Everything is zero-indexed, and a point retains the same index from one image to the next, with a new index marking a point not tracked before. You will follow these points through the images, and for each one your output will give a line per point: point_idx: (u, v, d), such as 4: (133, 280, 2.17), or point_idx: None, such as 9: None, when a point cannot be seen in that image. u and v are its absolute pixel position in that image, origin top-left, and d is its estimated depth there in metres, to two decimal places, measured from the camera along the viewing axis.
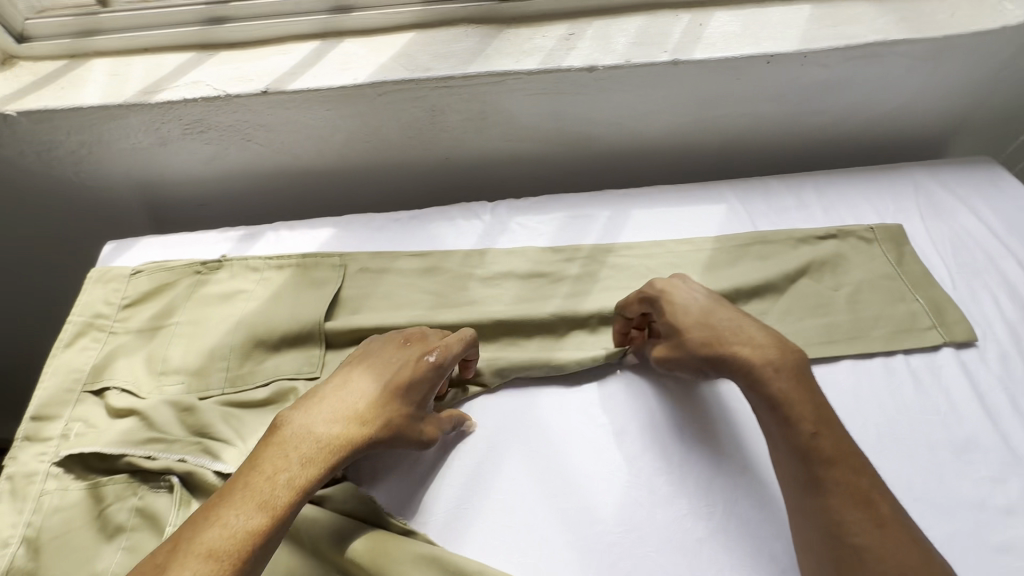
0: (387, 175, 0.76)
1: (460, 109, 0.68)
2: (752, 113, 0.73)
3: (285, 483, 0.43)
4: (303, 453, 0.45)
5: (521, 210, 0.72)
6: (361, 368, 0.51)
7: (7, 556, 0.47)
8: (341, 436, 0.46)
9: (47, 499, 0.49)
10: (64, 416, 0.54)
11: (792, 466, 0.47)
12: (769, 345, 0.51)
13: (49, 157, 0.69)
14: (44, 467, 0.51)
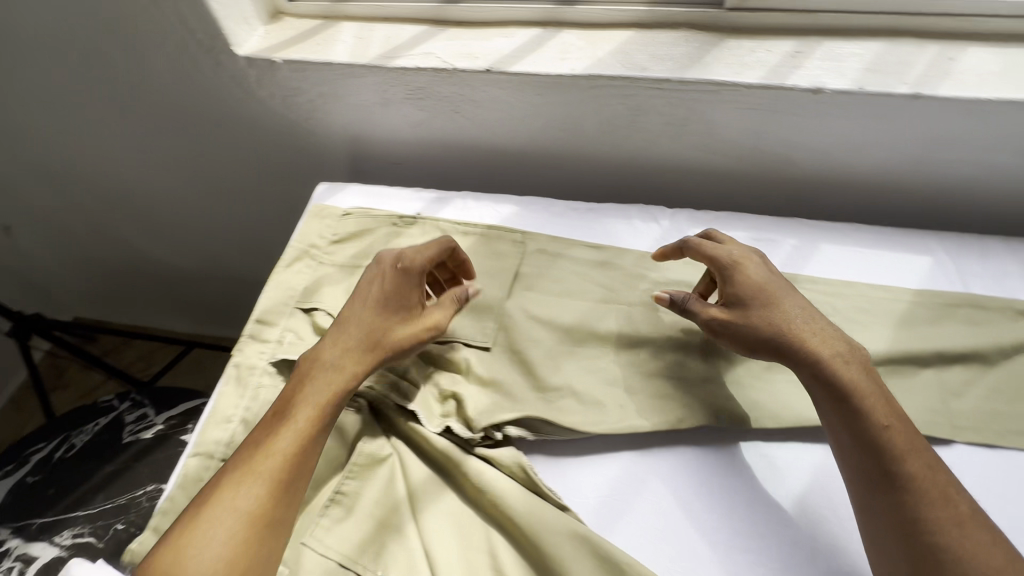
0: (570, 164, 0.79)
1: (664, 112, 0.69)
2: (985, 163, 0.66)
3: (319, 387, 0.51)
4: (331, 389, 0.51)
5: (700, 222, 0.71)
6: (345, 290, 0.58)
7: (229, 429, 0.56)
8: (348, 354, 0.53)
9: (262, 390, 0.58)
10: (280, 325, 0.63)
11: (854, 453, 0.47)
12: (838, 338, 0.51)
13: (291, 102, 0.79)
14: (263, 364, 0.60)
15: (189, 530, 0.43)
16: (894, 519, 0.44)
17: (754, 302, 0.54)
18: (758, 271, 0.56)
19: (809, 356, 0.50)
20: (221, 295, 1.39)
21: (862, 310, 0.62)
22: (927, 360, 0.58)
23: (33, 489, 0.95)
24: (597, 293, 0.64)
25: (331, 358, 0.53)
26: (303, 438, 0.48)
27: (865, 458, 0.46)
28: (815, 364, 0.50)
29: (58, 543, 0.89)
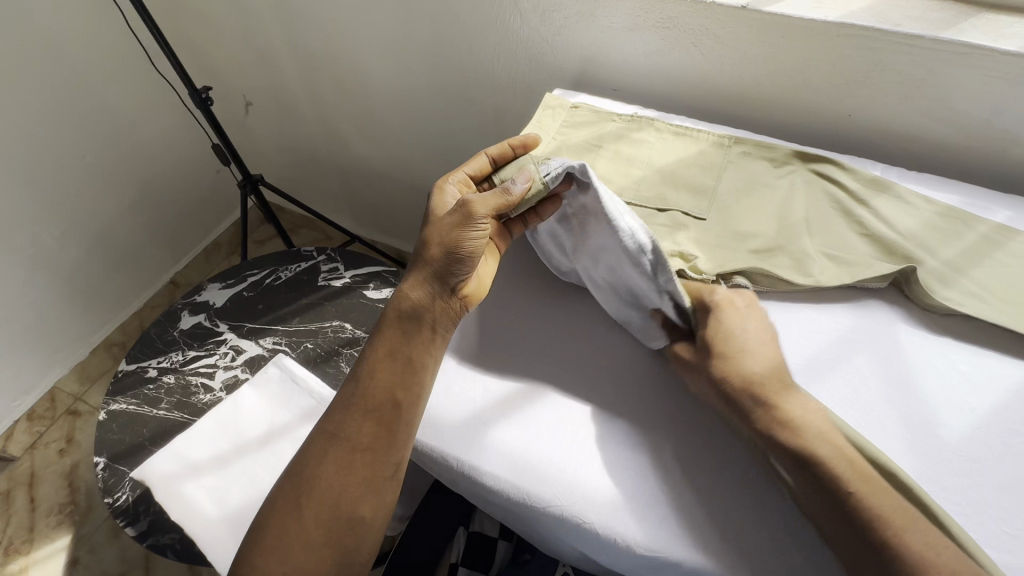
0: (782, 114, 0.86)
1: (903, 71, 0.74)
2: None
3: (402, 300, 0.61)
4: (398, 307, 0.61)
5: (913, 180, 0.75)
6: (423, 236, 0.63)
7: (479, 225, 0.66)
8: (410, 289, 0.61)
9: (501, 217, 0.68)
10: None
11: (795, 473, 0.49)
12: (765, 365, 0.54)
13: (547, 16, 0.92)
14: None
15: (326, 435, 0.56)
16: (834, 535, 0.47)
17: (751, 400, 0.53)
18: (780, 395, 0.53)
19: (760, 395, 0.53)
20: (392, 198, 1.58)
21: None
22: None
23: (246, 301, 1.16)
24: (801, 203, 0.72)
25: (410, 294, 0.61)
26: (398, 352, 0.59)
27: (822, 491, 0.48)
28: (757, 403, 0.52)
29: (262, 345, 1.10)
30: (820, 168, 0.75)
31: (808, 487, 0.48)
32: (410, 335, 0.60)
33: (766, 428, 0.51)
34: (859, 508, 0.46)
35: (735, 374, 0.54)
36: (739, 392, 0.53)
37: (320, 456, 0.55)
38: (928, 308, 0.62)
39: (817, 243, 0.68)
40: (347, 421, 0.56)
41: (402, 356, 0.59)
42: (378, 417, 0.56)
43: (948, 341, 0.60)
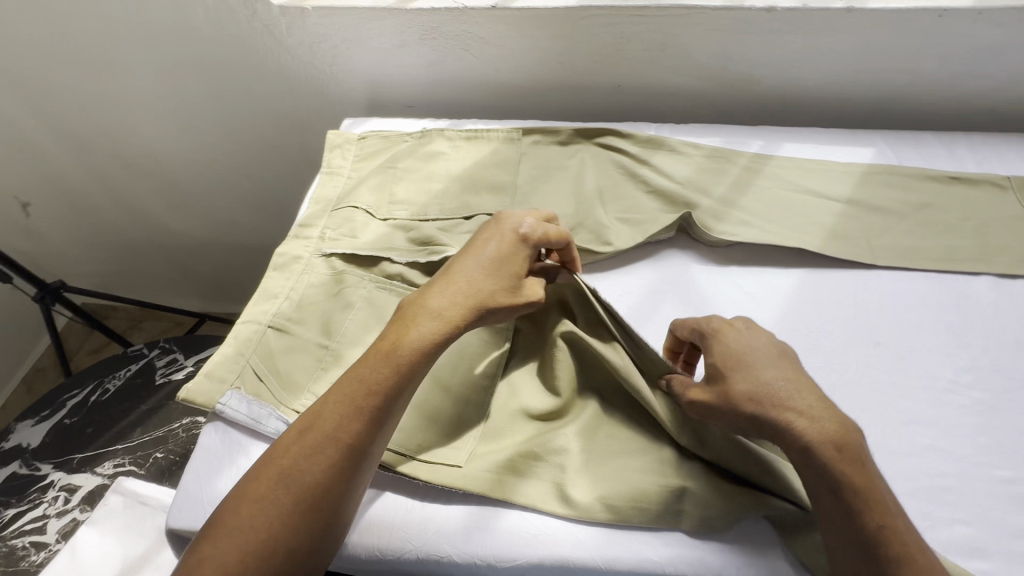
0: (564, 97, 0.90)
1: (645, 39, 0.81)
2: (911, 71, 0.80)
3: (388, 352, 0.49)
4: (388, 350, 0.49)
5: (681, 132, 0.83)
6: (444, 274, 0.53)
7: (276, 304, 0.64)
8: (421, 338, 0.49)
9: (304, 277, 0.66)
10: (320, 224, 0.71)
11: (819, 485, 0.44)
12: (500, 280, 0.52)
13: (317, 49, 0.90)
14: (309, 255, 0.68)
15: (250, 485, 0.45)
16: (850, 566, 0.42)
17: (737, 376, 0.47)
18: (753, 352, 0.48)
19: (754, 383, 0.47)
20: (233, 265, 1.45)
21: (820, 184, 0.74)
22: (871, 219, 0.70)
23: (69, 430, 1.00)
24: (592, 176, 0.76)
25: (418, 337, 0.49)
26: (358, 382, 0.48)
27: (835, 504, 0.43)
28: (766, 409, 0.45)
29: (101, 473, 0.95)
30: (602, 141, 0.81)
31: (819, 486, 0.44)
32: (386, 371, 0.48)
33: (808, 444, 0.44)
34: (843, 492, 0.42)
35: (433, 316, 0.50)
36: (764, 414, 0.45)
37: (226, 534, 0.44)
38: (714, 245, 0.68)
39: (612, 210, 0.72)
40: (256, 501, 0.44)
41: (347, 393, 0.48)
42: (326, 454, 0.46)
43: (734, 269, 0.67)
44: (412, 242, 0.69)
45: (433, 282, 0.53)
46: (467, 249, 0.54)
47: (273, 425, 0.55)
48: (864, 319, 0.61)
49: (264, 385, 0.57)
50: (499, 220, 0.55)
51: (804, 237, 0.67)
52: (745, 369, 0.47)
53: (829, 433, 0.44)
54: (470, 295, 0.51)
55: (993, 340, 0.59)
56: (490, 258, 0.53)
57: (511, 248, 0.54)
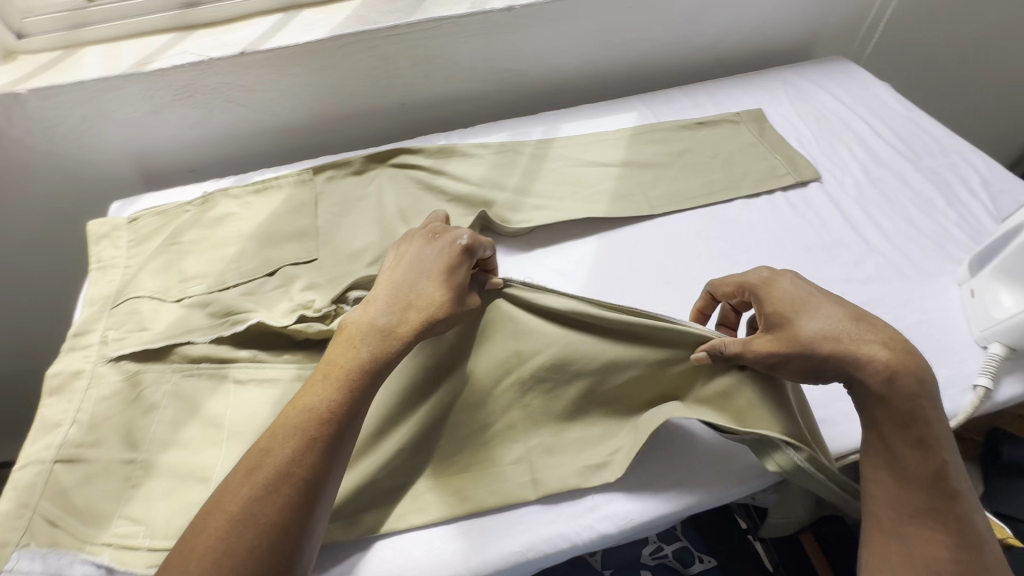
0: (354, 126, 0.90)
1: (408, 55, 0.82)
2: (645, 40, 0.91)
3: (340, 373, 0.47)
4: (334, 375, 0.47)
5: (470, 135, 0.86)
6: (391, 287, 0.52)
7: (61, 432, 0.55)
8: (367, 354, 0.48)
9: (90, 391, 0.58)
10: (100, 327, 0.63)
11: (918, 482, 0.45)
12: (432, 288, 0.51)
13: (56, 134, 0.79)
14: (93, 365, 0.60)
15: (192, 541, 0.40)
16: (910, 510, 0.45)
17: (876, 350, 0.46)
18: (882, 326, 0.48)
19: (892, 363, 0.46)
20: None
21: (597, 154, 0.82)
22: (643, 175, 0.79)
23: None
24: (392, 198, 0.76)
25: (363, 354, 0.48)
26: (304, 414, 0.45)
27: (908, 449, 0.46)
28: (894, 392, 0.46)
29: None
30: (396, 162, 0.81)
31: (914, 481, 0.45)
32: (333, 397, 0.46)
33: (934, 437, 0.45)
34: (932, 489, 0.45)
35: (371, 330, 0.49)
36: (904, 390, 0.46)
37: None
38: (517, 234, 0.72)
39: (417, 227, 0.73)
40: (207, 558, 0.39)
41: (296, 426, 0.44)
42: (280, 494, 0.42)
43: (540, 251, 0.71)
44: (214, 316, 0.64)
45: (372, 297, 0.52)
46: (404, 265, 0.54)
47: (79, 571, 0.48)
48: (653, 265, 0.69)
49: (61, 529, 0.50)
50: (434, 233, 0.55)
51: (592, 207, 0.74)
52: (825, 301, 0.50)
53: (892, 361, 0.46)
54: (426, 302, 0.51)
55: (752, 251, 0.69)
56: (431, 269, 0.52)
57: (451, 258, 0.53)
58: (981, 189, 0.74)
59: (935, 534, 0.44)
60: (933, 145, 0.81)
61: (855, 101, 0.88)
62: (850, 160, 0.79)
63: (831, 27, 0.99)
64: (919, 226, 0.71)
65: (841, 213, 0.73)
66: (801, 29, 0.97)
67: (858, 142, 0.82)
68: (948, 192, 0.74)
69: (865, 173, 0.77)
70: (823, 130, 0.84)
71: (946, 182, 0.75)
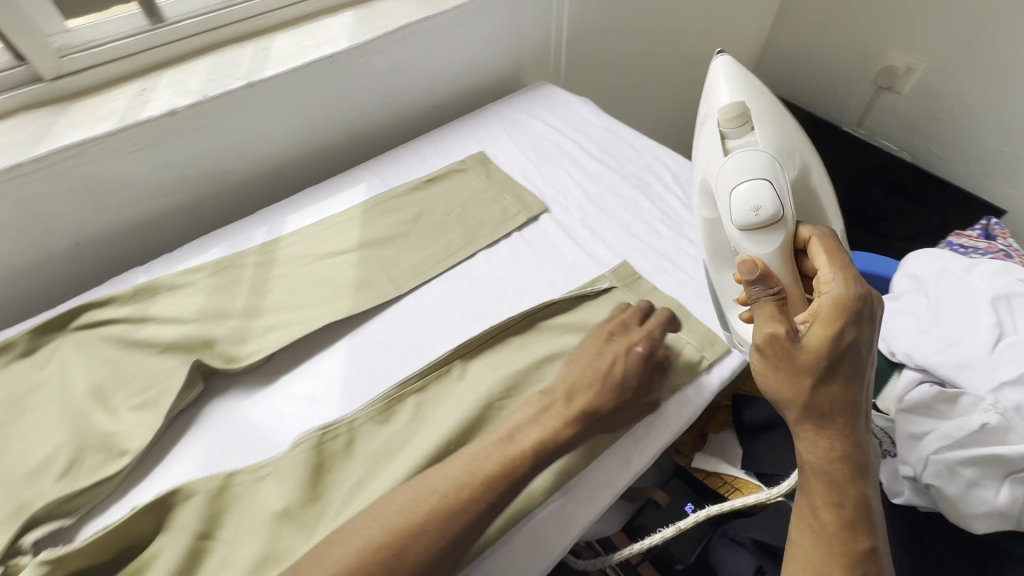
0: (16, 289, 0.71)
1: (55, 191, 0.67)
2: (352, 106, 0.87)
3: (461, 482, 0.47)
4: (463, 477, 0.48)
5: (177, 259, 0.73)
6: (552, 395, 0.55)
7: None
8: (465, 483, 0.47)
9: None
10: None
11: (828, 484, 0.44)
12: (566, 419, 0.53)
13: None
14: None
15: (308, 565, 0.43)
16: (818, 520, 0.44)
17: (848, 341, 0.46)
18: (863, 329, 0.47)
19: (848, 364, 0.46)
20: None
21: (331, 240, 0.76)
22: (385, 250, 0.75)
23: None
24: (79, 375, 0.61)
25: (475, 472, 0.48)
26: (438, 489, 0.47)
27: (811, 515, 0.45)
28: (839, 395, 0.46)
29: None
30: (80, 323, 0.65)
31: (826, 483, 0.44)
32: (450, 509, 0.46)
33: (845, 442, 0.45)
34: (831, 492, 0.44)
35: (481, 463, 0.49)
36: (843, 394, 0.46)
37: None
38: (254, 368, 0.62)
39: (124, 400, 0.59)
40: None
41: (404, 502, 0.46)
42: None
43: (284, 377, 0.62)
44: None
45: (530, 404, 0.55)
46: (591, 356, 0.58)
47: None
48: (409, 349, 0.65)
49: None
50: (614, 330, 0.60)
51: (333, 306, 0.67)
52: (853, 379, 0.46)
53: (850, 373, 0.46)
54: (622, 396, 0.56)
55: (504, 302, 0.69)
56: (608, 365, 0.57)
57: (616, 360, 0.57)
58: (673, 181, 0.85)
59: (833, 539, 0.43)
60: (630, 150, 0.90)
61: (563, 122, 0.96)
62: (570, 182, 0.85)
63: (527, 59, 1.07)
64: (636, 231, 0.78)
65: (573, 237, 0.77)
66: (502, 65, 1.03)
67: (571, 162, 0.88)
68: (649, 192, 0.83)
69: (584, 192, 0.83)
70: (542, 158, 0.89)
71: (647, 183, 0.85)
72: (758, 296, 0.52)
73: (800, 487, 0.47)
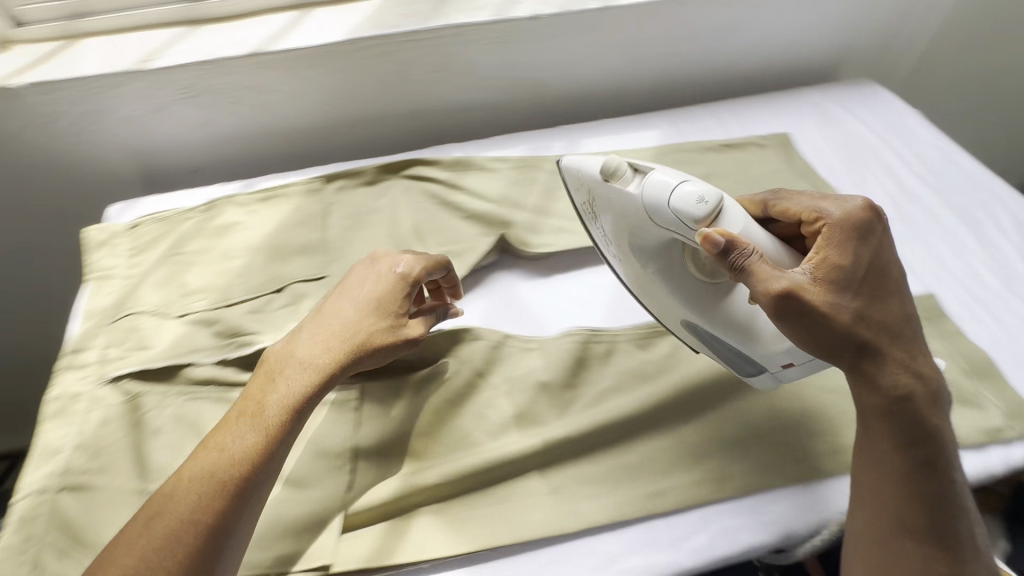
0: (364, 132, 0.86)
1: (426, 61, 0.78)
2: (671, 54, 0.87)
3: (276, 405, 0.47)
4: (306, 382, 0.48)
5: (487, 147, 0.82)
6: (345, 297, 0.54)
7: (61, 459, 0.52)
8: (329, 359, 0.50)
9: (91, 413, 0.55)
10: (97, 345, 0.60)
11: (903, 449, 0.46)
12: (377, 326, 0.52)
13: (51, 128, 0.75)
14: (93, 387, 0.57)
15: (211, 439, 0.46)
16: (889, 474, 0.46)
17: (886, 283, 0.48)
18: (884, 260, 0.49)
19: (891, 310, 0.47)
20: None
21: None
22: None
23: None
24: (404, 213, 0.73)
25: (291, 394, 0.47)
26: (285, 391, 0.48)
27: (880, 464, 0.46)
28: (890, 339, 0.46)
29: None
30: (409, 173, 0.78)
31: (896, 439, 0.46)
32: (262, 435, 0.45)
33: (908, 389, 0.46)
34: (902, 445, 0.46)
35: (320, 353, 0.50)
36: (898, 335, 0.47)
37: (208, 449, 0.45)
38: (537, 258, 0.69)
39: (433, 245, 0.70)
40: (198, 465, 0.44)
41: (278, 397, 0.47)
42: (246, 474, 0.44)
43: (559, 276, 0.68)
44: (218, 334, 0.61)
45: (332, 300, 0.54)
46: (365, 280, 0.55)
47: None
48: None
49: (49, 551, 0.47)
50: (374, 261, 0.57)
51: None
52: (878, 299, 0.47)
53: (891, 314, 0.47)
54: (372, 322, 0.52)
55: None
56: (373, 293, 0.54)
57: (385, 290, 0.54)
58: (1010, 228, 0.73)
59: (912, 499, 0.45)
60: (961, 179, 0.79)
61: (883, 128, 0.86)
62: (879, 192, 0.77)
63: (858, 51, 0.96)
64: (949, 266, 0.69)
65: None
66: (829, 51, 0.95)
67: (885, 173, 0.80)
68: (979, 230, 0.72)
69: (894, 207, 0.75)
70: (851, 159, 0.82)
71: (975, 220, 0.74)
72: (729, 268, 0.46)
73: (863, 447, 0.48)
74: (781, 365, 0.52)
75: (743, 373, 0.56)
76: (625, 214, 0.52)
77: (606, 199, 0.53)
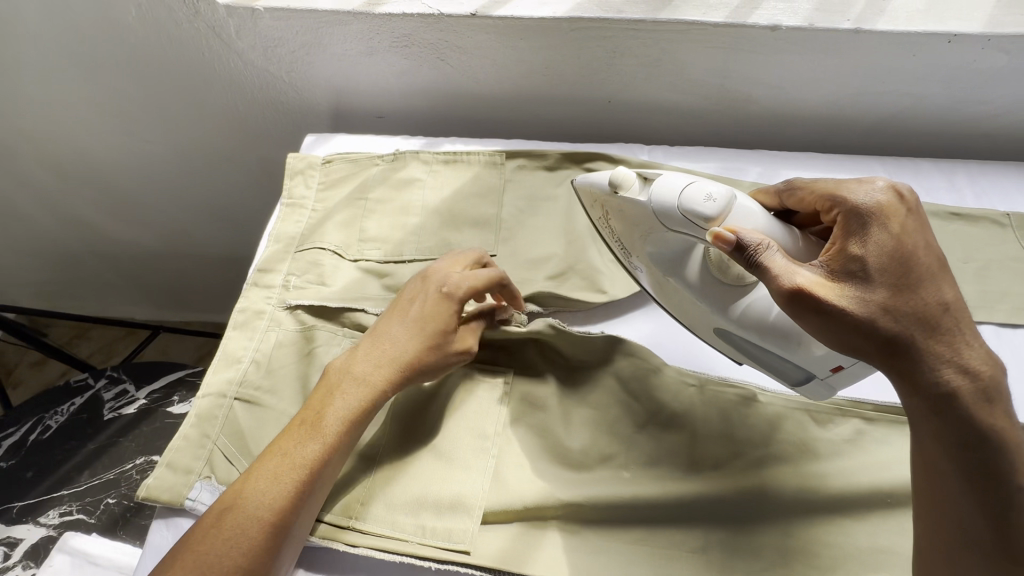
0: (549, 110, 0.83)
1: (638, 53, 0.73)
2: (914, 94, 0.75)
3: (336, 415, 0.49)
4: (349, 402, 0.50)
5: (677, 155, 0.77)
6: (394, 316, 0.55)
7: (240, 369, 0.57)
8: (378, 377, 0.51)
9: (269, 334, 0.60)
10: (282, 270, 0.64)
11: (956, 464, 0.39)
12: (413, 349, 0.52)
13: (273, 53, 0.80)
14: (274, 310, 0.62)
15: (272, 448, 0.48)
16: (940, 491, 0.40)
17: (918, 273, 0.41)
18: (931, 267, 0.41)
19: (933, 302, 0.40)
20: (176, 282, 1.30)
21: None
22: None
23: (5, 474, 0.84)
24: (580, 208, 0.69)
25: (338, 410, 0.49)
26: (328, 412, 0.49)
27: (934, 482, 0.41)
28: (925, 333, 0.40)
29: (45, 523, 0.80)
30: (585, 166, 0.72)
31: (949, 450, 0.39)
32: (309, 444, 0.47)
33: (953, 388, 0.39)
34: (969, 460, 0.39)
35: (359, 378, 0.51)
36: (918, 333, 0.40)
37: (277, 453, 0.47)
38: None
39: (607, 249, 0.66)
40: (269, 467, 0.46)
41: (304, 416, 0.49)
42: (284, 483, 0.46)
43: None
44: (387, 288, 0.63)
45: (393, 319, 0.55)
46: (428, 301, 0.55)
47: None
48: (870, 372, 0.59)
49: (222, 454, 0.53)
50: (427, 278, 0.56)
51: None
52: (906, 288, 0.40)
53: (927, 308, 0.40)
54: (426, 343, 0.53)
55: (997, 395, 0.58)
56: (425, 314, 0.54)
57: (440, 310, 0.54)
58: None
59: (970, 517, 0.39)
60: None
61: None
62: None
63: None
64: None
65: None
66: None
67: None
68: None
69: None
70: None
71: None
72: (746, 267, 0.43)
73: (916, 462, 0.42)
74: (830, 370, 0.47)
75: (788, 382, 0.52)
76: (638, 226, 0.51)
77: (618, 210, 0.52)
